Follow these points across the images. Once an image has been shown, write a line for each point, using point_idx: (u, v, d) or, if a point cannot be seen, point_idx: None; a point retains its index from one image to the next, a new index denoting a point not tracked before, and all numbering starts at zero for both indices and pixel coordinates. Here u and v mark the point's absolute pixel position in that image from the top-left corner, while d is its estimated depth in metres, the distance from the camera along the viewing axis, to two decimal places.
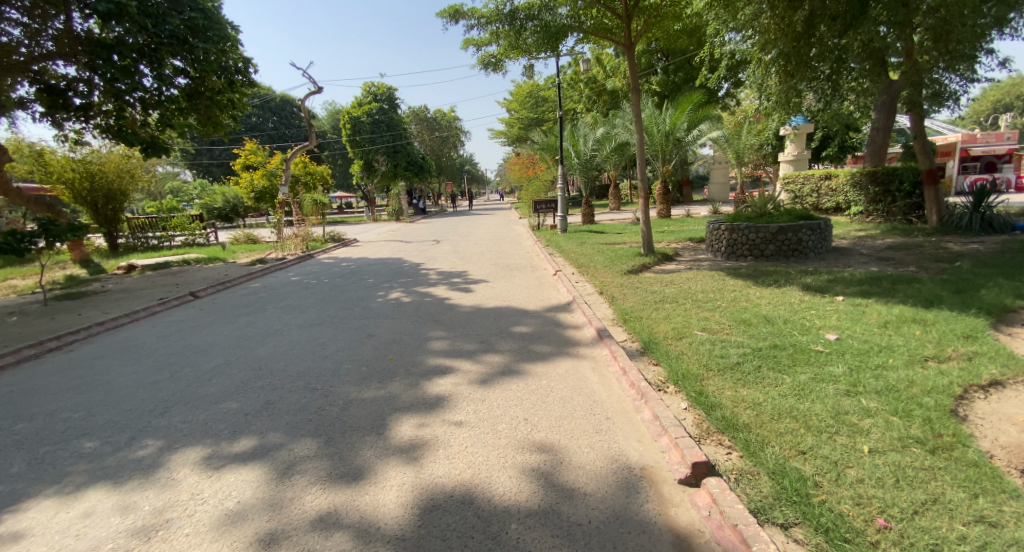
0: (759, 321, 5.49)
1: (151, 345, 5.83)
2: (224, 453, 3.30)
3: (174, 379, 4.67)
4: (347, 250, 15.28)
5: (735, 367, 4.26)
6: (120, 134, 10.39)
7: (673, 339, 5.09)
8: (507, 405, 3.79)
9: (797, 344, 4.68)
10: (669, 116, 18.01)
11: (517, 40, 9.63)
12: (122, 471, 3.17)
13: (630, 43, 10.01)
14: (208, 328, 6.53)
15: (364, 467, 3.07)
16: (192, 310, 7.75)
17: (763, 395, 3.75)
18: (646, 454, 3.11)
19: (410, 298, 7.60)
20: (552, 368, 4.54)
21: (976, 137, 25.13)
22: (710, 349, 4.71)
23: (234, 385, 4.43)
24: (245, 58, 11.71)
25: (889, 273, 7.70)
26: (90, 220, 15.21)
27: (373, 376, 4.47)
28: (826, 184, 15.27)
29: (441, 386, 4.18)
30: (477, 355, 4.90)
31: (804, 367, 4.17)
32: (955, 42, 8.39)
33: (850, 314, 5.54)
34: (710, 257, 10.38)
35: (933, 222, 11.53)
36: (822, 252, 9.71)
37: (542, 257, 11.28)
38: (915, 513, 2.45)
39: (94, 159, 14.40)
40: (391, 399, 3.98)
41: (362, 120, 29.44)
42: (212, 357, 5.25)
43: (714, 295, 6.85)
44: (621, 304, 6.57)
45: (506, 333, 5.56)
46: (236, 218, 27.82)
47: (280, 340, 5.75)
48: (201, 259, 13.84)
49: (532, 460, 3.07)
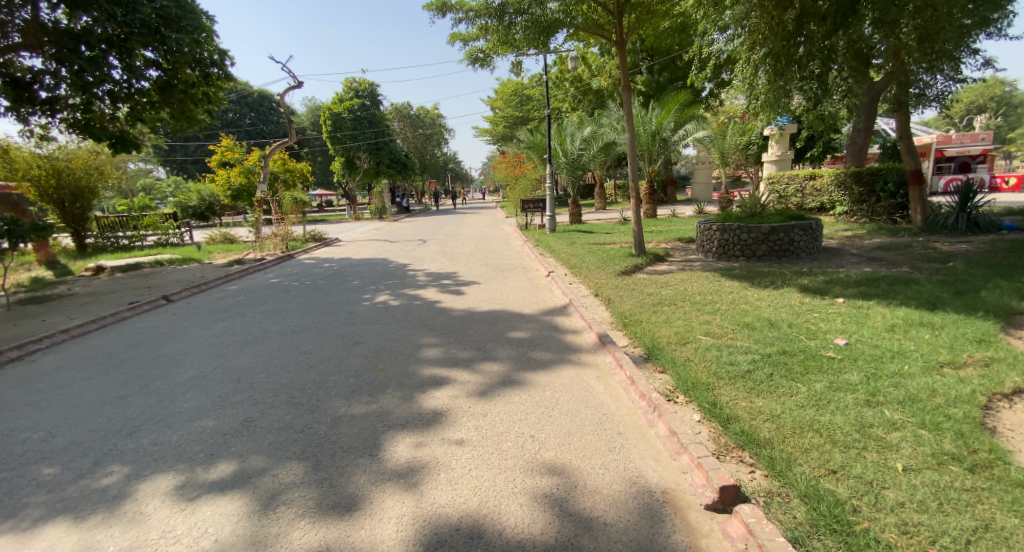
0: (763, 324, 5.30)
1: (120, 355, 5.44)
2: (200, 480, 2.99)
3: (144, 394, 4.31)
4: (329, 251, 14.86)
5: (745, 375, 4.05)
6: (87, 129, 9.84)
7: (677, 344, 4.87)
8: (510, 419, 3.54)
9: (806, 349, 4.50)
10: (655, 115, 17.93)
11: (505, 36, 9.34)
12: (85, 503, 2.83)
13: (620, 41, 9.78)
14: (182, 335, 6.14)
15: (357, 496, 2.79)
16: (165, 315, 7.32)
17: (780, 406, 3.53)
18: (666, 476, 2.89)
19: (397, 301, 7.28)
20: (554, 377, 4.29)
21: (951, 137, 25.71)
22: (718, 355, 4.49)
23: (210, 400, 4.09)
24: (221, 50, 11.25)
25: (884, 273, 7.64)
26: (56, 219, 14.50)
27: (363, 389, 4.17)
28: (810, 184, 15.29)
29: (438, 399, 3.90)
30: (474, 364, 4.63)
31: (817, 375, 3.98)
32: (942, 42, 8.36)
33: (854, 317, 5.40)
34: (701, 258, 10.24)
35: (918, 221, 11.81)
36: (814, 252, 9.64)
37: (531, 257, 11.02)
38: (968, 543, 2.31)
39: (60, 155, 13.78)
40: (385, 414, 3.70)
41: (344, 116, 28.85)
42: (187, 368, 4.89)
43: (712, 297, 6.66)
44: (618, 307, 6.34)
45: (503, 339, 5.30)
46: (213, 216, 27.05)
47: (260, 348, 5.39)
48: (175, 259, 13.30)
49: (543, 485, 2.82)
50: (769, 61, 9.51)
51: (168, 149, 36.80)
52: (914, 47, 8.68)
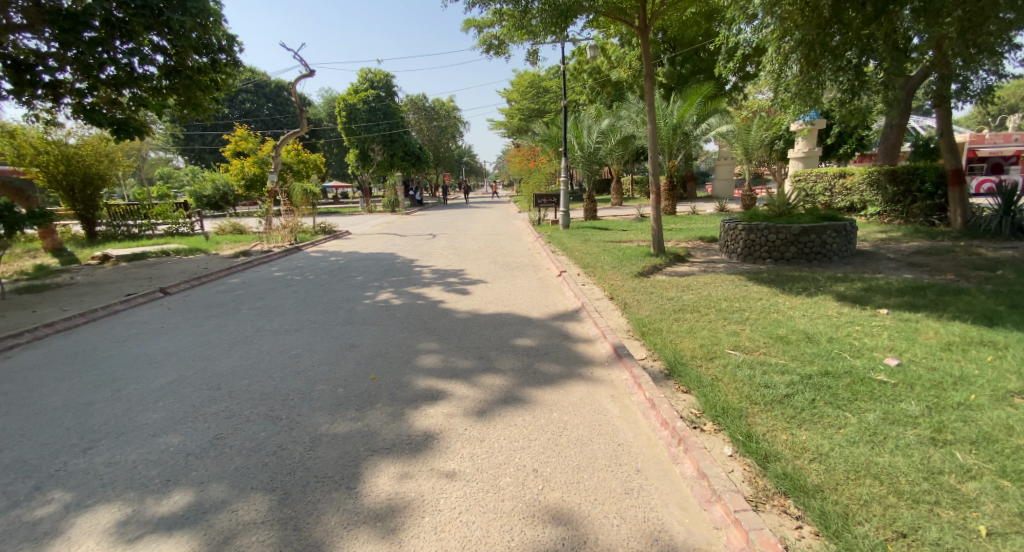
0: (799, 338, 4.77)
1: (101, 353, 5.09)
2: (147, 516, 2.59)
3: (113, 401, 3.93)
4: (338, 243, 14.51)
5: (784, 400, 3.55)
6: (89, 113, 9.55)
7: (703, 359, 4.36)
8: (511, 445, 3.09)
9: (852, 371, 3.96)
10: (678, 109, 17.29)
11: (521, 22, 8.83)
12: (9, 542, 2.46)
13: (644, 26, 9.31)
14: (170, 332, 5.77)
15: (324, 545, 2.36)
16: (158, 309, 6.98)
17: (827, 441, 3.05)
18: (695, 531, 2.42)
19: (400, 300, 6.84)
20: (564, 396, 3.81)
21: (984, 137, 24.73)
22: (750, 375, 3.97)
23: (182, 411, 3.69)
24: (230, 36, 10.93)
25: (928, 282, 7.00)
26: (67, 206, 14.33)
27: (350, 402, 3.73)
28: (840, 183, 14.50)
29: (431, 418, 3.45)
30: (474, 376, 4.16)
31: (867, 402, 3.49)
32: (986, 34, 7.66)
33: (902, 332, 4.83)
34: (725, 259, 9.64)
35: (958, 224, 11.07)
36: (847, 256, 9.00)
37: (544, 255, 10.51)
38: None
39: (70, 142, 13.61)
40: (370, 435, 3.26)
41: (358, 106, 28.37)
42: (165, 371, 4.50)
43: (739, 304, 6.10)
44: (636, 313, 5.82)
45: (508, 347, 4.84)
46: (227, 206, 26.93)
47: (247, 350, 5.00)
48: (181, 249, 13.05)
49: (546, 538, 2.37)
50: (803, 49, 8.75)
51: (185, 138, 36.90)
52: (953, 39, 7.89)
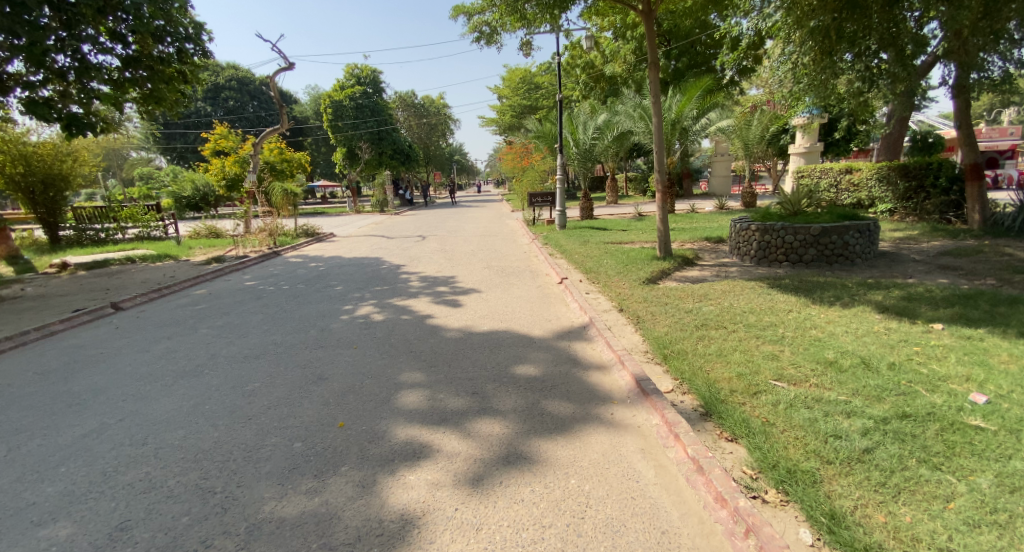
0: (853, 364, 3.97)
1: (18, 392, 4.23)
2: None
3: (3, 465, 3.08)
4: (321, 247, 13.64)
5: (866, 458, 2.73)
6: (33, 106, 8.46)
7: (746, 396, 3.51)
8: (519, 538, 2.34)
9: (937, 412, 3.16)
10: (676, 103, 16.47)
11: (513, 7, 7.98)
12: None
13: (647, 10, 8.45)
14: (109, 361, 4.91)
15: None
16: (104, 330, 6.08)
17: (940, 525, 2.27)
18: None
19: (381, 316, 5.99)
20: (582, 450, 3.01)
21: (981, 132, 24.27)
22: (812, 419, 3.12)
23: (86, 481, 2.86)
24: (197, 24, 10.06)
25: (971, 288, 6.27)
26: (27, 210, 13.30)
27: (309, 463, 2.92)
28: (846, 179, 13.68)
29: (413, 490, 2.66)
30: (467, 421, 3.34)
31: (970, 459, 2.70)
32: (1007, 18, 6.82)
33: (972, 355, 4.08)
34: (737, 262, 8.88)
35: (975, 222, 10.30)
36: (870, 258, 8.25)
37: (541, 259, 9.71)
38: None
39: (29, 140, 12.60)
40: (327, 520, 2.46)
41: (345, 103, 27.35)
42: (83, 417, 3.66)
43: (768, 318, 5.30)
44: (652, 331, 5.00)
45: (507, 379, 4.01)
46: (207, 208, 25.82)
47: (194, 385, 4.16)
48: (148, 255, 12.10)
49: None
50: (816, 38, 7.60)
51: (166, 137, 35.82)
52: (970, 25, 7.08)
